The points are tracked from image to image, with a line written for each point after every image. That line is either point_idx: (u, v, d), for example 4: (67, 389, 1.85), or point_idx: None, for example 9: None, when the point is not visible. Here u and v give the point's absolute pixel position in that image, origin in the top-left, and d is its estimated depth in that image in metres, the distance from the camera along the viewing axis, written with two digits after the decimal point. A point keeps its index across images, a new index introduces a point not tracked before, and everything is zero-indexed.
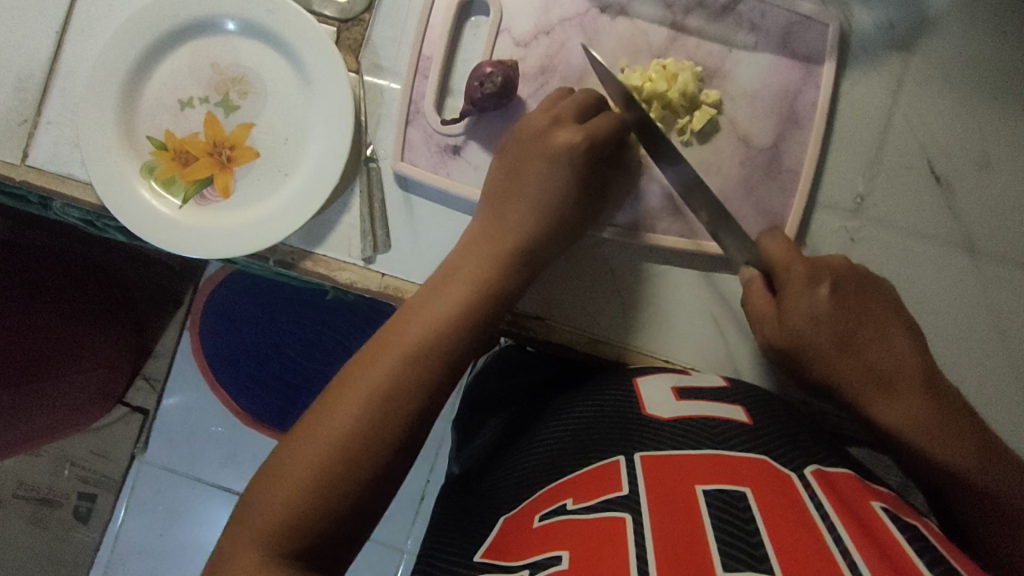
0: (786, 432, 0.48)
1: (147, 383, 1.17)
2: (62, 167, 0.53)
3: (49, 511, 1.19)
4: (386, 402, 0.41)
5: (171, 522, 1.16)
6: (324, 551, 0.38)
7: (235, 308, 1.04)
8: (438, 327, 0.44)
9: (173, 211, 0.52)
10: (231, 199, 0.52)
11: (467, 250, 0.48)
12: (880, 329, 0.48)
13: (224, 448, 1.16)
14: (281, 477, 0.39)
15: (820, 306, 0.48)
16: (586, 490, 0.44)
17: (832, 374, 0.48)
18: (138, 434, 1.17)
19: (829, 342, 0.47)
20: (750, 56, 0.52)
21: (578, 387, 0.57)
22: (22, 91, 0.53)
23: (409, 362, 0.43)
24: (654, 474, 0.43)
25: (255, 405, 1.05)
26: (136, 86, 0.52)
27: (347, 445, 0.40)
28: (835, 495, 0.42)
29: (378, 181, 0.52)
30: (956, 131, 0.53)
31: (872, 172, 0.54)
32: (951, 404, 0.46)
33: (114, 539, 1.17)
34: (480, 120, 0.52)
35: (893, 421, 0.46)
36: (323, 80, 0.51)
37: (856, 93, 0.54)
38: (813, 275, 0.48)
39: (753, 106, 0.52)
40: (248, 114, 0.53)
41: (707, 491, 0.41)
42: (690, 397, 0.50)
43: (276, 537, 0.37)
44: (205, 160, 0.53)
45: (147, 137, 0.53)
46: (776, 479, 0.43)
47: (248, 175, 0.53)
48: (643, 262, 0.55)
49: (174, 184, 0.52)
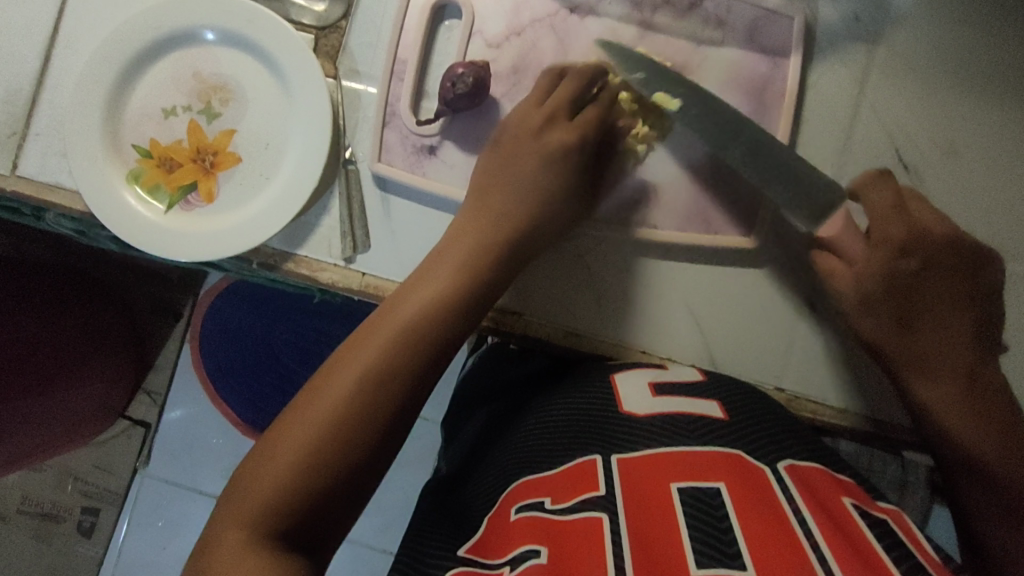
0: (762, 426, 0.48)
1: (147, 397, 1.19)
2: (51, 177, 0.54)
3: (50, 525, 1.20)
4: (374, 386, 0.41)
5: (170, 535, 1.18)
6: (309, 532, 0.38)
7: (231, 317, 1.10)
8: (425, 313, 0.44)
9: (157, 216, 0.53)
10: (214, 203, 0.54)
11: (461, 233, 0.49)
12: (949, 308, 0.50)
13: (222, 459, 1.18)
14: (269, 460, 0.39)
15: (887, 271, 0.50)
16: (564, 490, 0.45)
17: (884, 342, 0.50)
18: (138, 448, 1.19)
19: (887, 303, 0.50)
20: (717, 51, 0.53)
21: (557, 379, 0.58)
22: (11, 104, 0.55)
23: (395, 348, 0.43)
24: (633, 475, 0.44)
25: (254, 415, 1.11)
26: (121, 96, 0.54)
27: (336, 425, 0.40)
28: (807, 490, 0.43)
29: (356, 182, 0.53)
30: (923, 119, 0.54)
31: (842, 160, 0.54)
32: (990, 400, 0.48)
33: (115, 555, 1.18)
34: (454, 120, 0.53)
35: (930, 398, 0.49)
36: (302, 85, 0.53)
37: (823, 84, 0.55)
38: (903, 247, 0.50)
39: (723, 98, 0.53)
40: (230, 121, 0.54)
41: (681, 488, 0.42)
42: (665, 393, 0.50)
43: (268, 511, 0.37)
44: (189, 166, 0.54)
45: (133, 145, 0.54)
46: (750, 474, 0.43)
47: (231, 180, 0.54)
48: (620, 255, 0.54)
49: (159, 190, 0.54)
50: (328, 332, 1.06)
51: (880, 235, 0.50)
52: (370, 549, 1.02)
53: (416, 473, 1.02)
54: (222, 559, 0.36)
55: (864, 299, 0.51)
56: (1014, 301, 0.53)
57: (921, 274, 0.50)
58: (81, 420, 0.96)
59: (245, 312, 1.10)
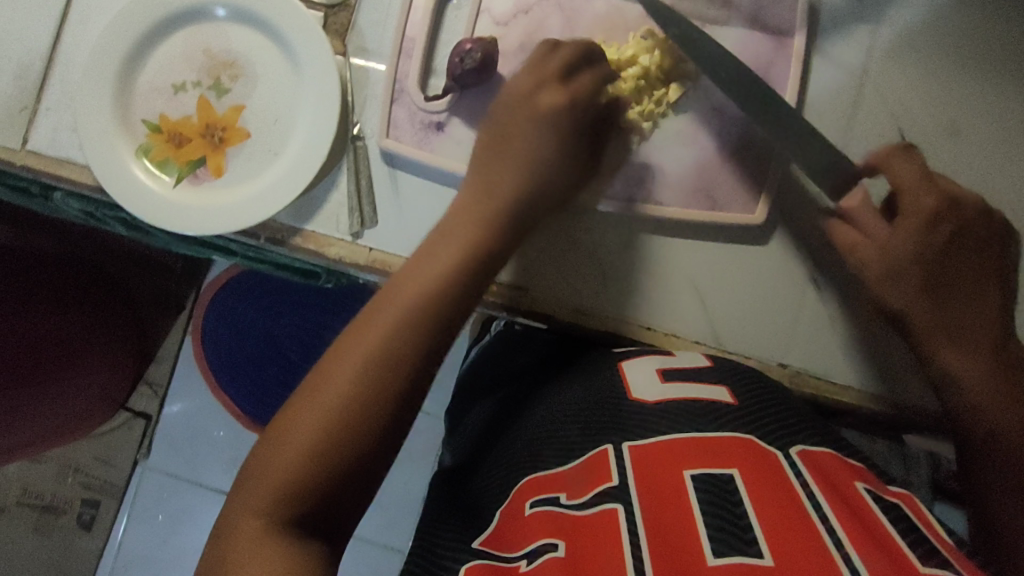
0: (774, 412, 0.48)
1: (149, 389, 1.23)
2: (61, 151, 0.55)
3: (50, 517, 1.23)
4: (387, 361, 0.40)
5: (172, 528, 1.21)
6: (326, 511, 0.39)
7: (234, 309, 1.13)
8: (442, 285, 0.43)
9: (166, 188, 0.54)
10: (222, 178, 0.54)
11: (473, 200, 0.47)
12: (977, 281, 0.50)
13: (224, 453, 1.22)
14: (285, 437, 0.39)
15: (918, 246, 0.49)
16: (578, 485, 0.45)
17: (908, 309, 0.50)
18: (139, 440, 1.22)
19: (917, 276, 0.49)
20: (722, 30, 0.54)
21: (566, 369, 0.58)
22: (22, 79, 0.56)
23: (415, 324, 0.42)
24: (645, 461, 0.44)
25: (254, 407, 1.13)
26: (132, 71, 0.54)
27: (353, 399, 0.39)
28: (820, 476, 0.43)
29: (364, 158, 0.54)
30: (926, 98, 0.55)
31: (845, 140, 0.55)
32: (1008, 371, 0.49)
33: (115, 548, 1.22)
34: (462, 97, 0.53)
35: (952, 363, 0.49)
36: (311, 62, 0.53)
37: (826, 64, 0.55)
38: (934, 216, 0.49)
39: None
40: (239, 96, 0.55)
41: (695, 475, 0.43)
42: (676, 378, 0.50)
43: (288, 490, 0.38)
44: (198, 141, 0.55)
45: (143, 120, 0.55)
46: (761, 459, 0.44)
47: (239, 154, 0.54)
48: (623, 239, 0.55)
49: (168, 164, 0.54)
50: (333, 326, 1.11)
51: (895, 219, 0.50)
52: (371, 543, 1.02)
53: (418, 464, 1.02)
54: (242, 545, 0.37)
55: (897, 262, 0.49)
56: (1015, 280, 0.54)
57: (952, 244, 0.49)
58: (79, 410, 0.96)
59: (250, 308, 1.13)
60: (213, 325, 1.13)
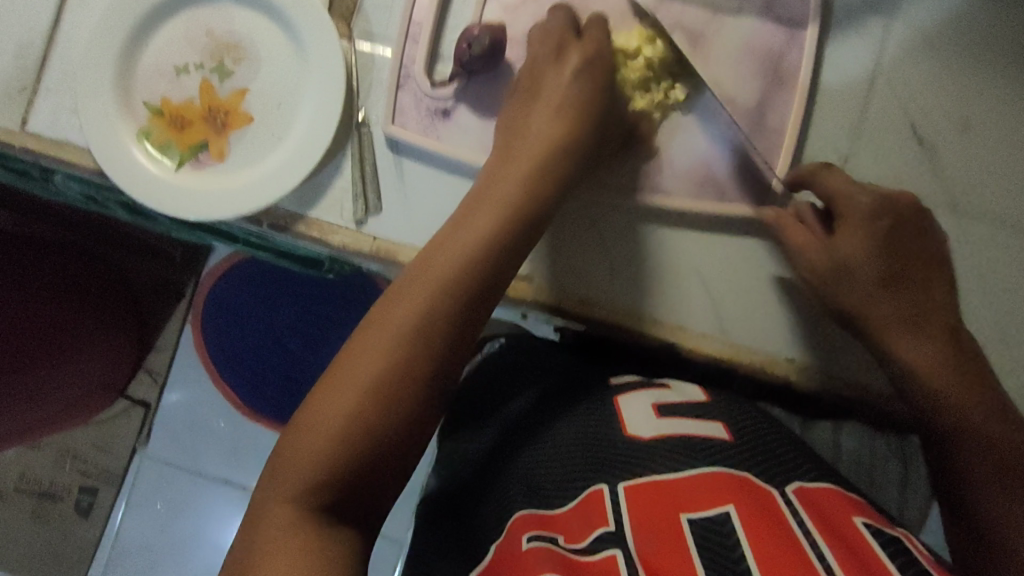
0: (764, 444, 0.50)
1: (148, 376, 1.22)
2: (61, 133, 0.54)
3: (48, 505, 1.24)
4: (420, 336, 0.40)
5: (170, 518, 1.23)
6: (355, 505, 0.38)
7: (233, 299, 1.12)
8: (475, 255, 0.43)
9: (168, 173, 0.53)
10: (225, 162, 0.53)
11: (502, 177, 0.47)
12: (924, 275, 0.50)
13: (223, 444, 1.23)
14: (313, 425, 0.38)
15: (864, 257, 0.50)
16: (576, 529, 0.46)
17: (864, 305, 0.50)
18: (137, 428, 1.23)
19: (870, 281, 0.50)
20: (735, 19, 0.53)
21: (565, 394, 0.58)
22: (22, 59, 0.55)
23: (445, 294, 0.41)
24: (641, 505, 0.44)
25: (253, 397, 1.15)
26: (133, 53, 0.54)
27: (385, 380, 0.39)
28: (817, 514, 0.42)
29: (369, 145, 0.53)
30: (939, 93, 0.54)
31: (857, 133, 0.54)
32: (967, 358, 0.49)
33: (113, 537, 1.23)
34: (469, 84, 0.53)
35: (911, 358, 0.49)
36: (316, 45, 0.52)
37: (839, 56, 0.54)
38: (876, 212, 0.50)
39: (738, 67, 0.53)
40: (242, 80, 0.54)
41: (691, 518, 0.42)
42: (668, 415, 0.51)
43: (315, 486, 0.37)
44: (200, 125, 0.54)
45: (144, 103, 0.54)
46: (757, 495, 0.43)
47: (242, 139, 0.53)
48: (632, 238, 0.54)
49: (170, 148, 0.53)
50: (334, 317, 1.11)
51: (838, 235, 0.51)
52: None
53: None
54: (271, 532, 0.36)
55: (846, 260, 0.50)
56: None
57: (896, 235, 0.50)
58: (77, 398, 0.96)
59: (251, 297, 1.13)
60: (213, 314, 1.13)
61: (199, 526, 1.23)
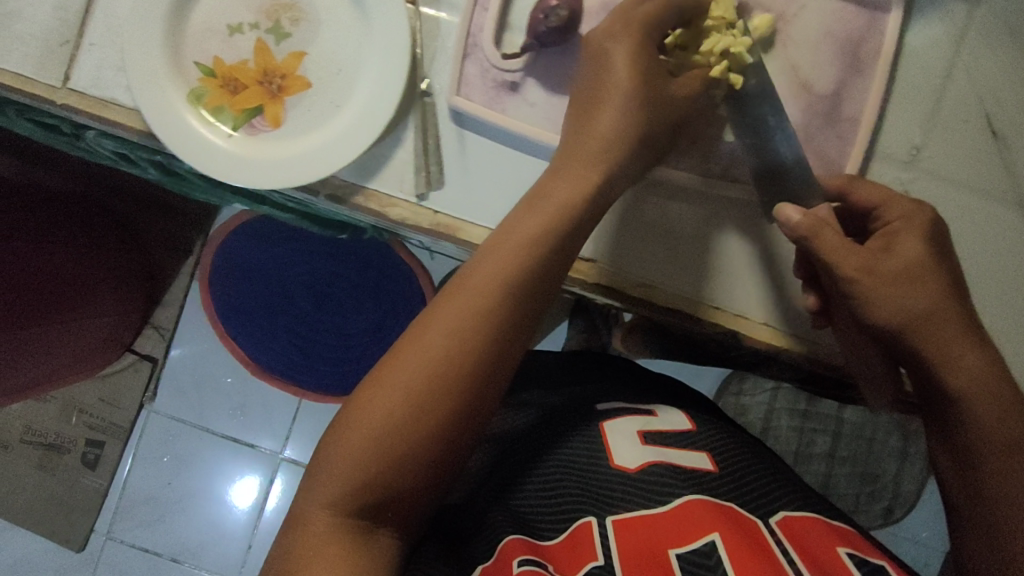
0: (743, 473, 0.55)
1: (156, 332, 1.31)
2: (105, 91, 0.51)
3: (54, 455, 1.33)
4: (469, 336, 0.41)
5: (180, 471, 1.33)
6: (386, 504, 0.41)
7: (245, 257, 1.13)
8: (529, 253, 0.43)
9: (221, 139, 0.51)
10: (281, 129, 0.51)
11: (558, 171, 0.46)
12: (959, 287, 0.46)
13: (231, 400, 1.32)
14: (362, 416, 0.41)
15: (925, 267, 0.45)
16: (566, 563, 0.48)
17: (914, 311, 0.44)
18: (145, 383, 1.32)
19: (927, 288, 0.44)
20: (815, 1, 0.51)
21: (564, 421, 0.62)
22: (64, 11, 0.51)
23: (500, 297, 0.42)
24: (629, 537, 0.48)
25: (261, 354, 1.15)
26: (184, 10, 0.51)
27: (431, 382, 0.41)
28: (801, 548, 0.48)
29: (432, 116, 0.51)
30: (1016, 85, 0.53)
31: (929, 124, 0.53)
32: (1004, 383, 0.44)
33: (121, 488, 1.32)
34: (539, 56, 0.50)
35: (957, 378, 0.44)
36: (380, 8, 0.49)
37: (917, 44, 0.53)
38: (929, 228, 0.46)
39: (817, 50, 0.51)
40: (300, 42, 0.51)
41: (679, 554, 0.46)
42: (654, 443, 0.57)
43: (353, 486, 0.40)
44: (254, 88, 0.51)
45: (195, 63, 0.51)
46: (742, 525, 0.48)
47: (299, 106, 0.51)
48: (672, 221, 0.54)
49: (223, 112, 0.51)
50: (349, 278, 1.12)
51: (892, 243, 0.46)
52: None
53: None
54: (311, 543, 0.39)
55: (901, 262, 0.44)
56: None
57: (934, 248, 0.46)
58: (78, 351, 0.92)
59: (260, 255, 1.13)
60: (225, 271, 1.13)
61: (202, 479, 1.33)
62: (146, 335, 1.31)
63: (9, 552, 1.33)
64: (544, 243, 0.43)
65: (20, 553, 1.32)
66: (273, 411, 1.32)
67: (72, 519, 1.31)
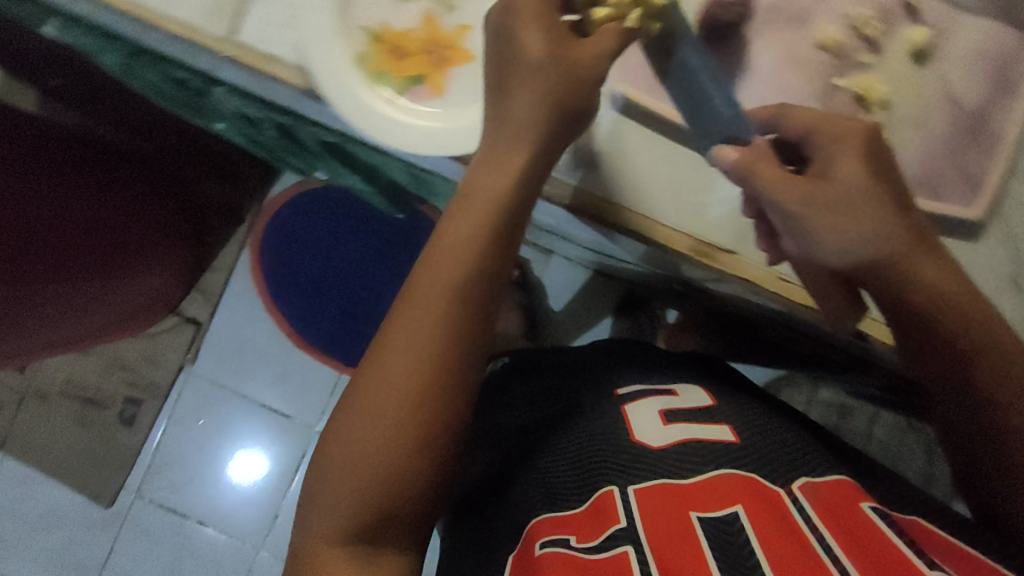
0: (774, 447, 0.54)
1: (203, 295, 1.32)
2: (272, 47, 0.52)
3: (92, 410, 1.34)
4: (452, 293, 0.44)
5: (215, 436, 1.33)
6: (410, 471, 0.43)
7: (292, 228, 1.23)
8: (497, 201, 0.45)
9: (383, 103, 0.51)
10: (442, 98, 0.52)
11: (509, 116, 0.46)
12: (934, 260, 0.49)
13: (274, 368, 1.33)
14: (373, 398, 0.43)
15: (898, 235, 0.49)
16: (588, 530, 0.48)
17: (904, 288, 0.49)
18: (189, 344, 1.32)
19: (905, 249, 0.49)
20: (972, 21, 0.53)
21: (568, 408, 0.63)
22: None
23: (475, 247, 0.44)
24: (651, 503, 0.48)
25: (303, 326, 1.27)
26: None
27: (421, 345, 0.43)
28: (823, 507, 0.47)
29: None
30: None
31: None
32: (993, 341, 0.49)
33: (156, 447, 1.33)
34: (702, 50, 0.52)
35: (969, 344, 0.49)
36: None
37: None
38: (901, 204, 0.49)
39: (969, 68, 0.52)
40: (468, 16, 0.53)
41: (702, 516, 0.46)
42: (676, 419, 0.56)
43: (379, 458, 0.43)
44: (418, 57, 0.52)
45: (363, 27, 0.52)
46: (761, 492, 0.48)
47: (461, 77, 0.53)
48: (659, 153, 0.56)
49: (385, 77, 0.52)
50: (389, 254, 1.22)
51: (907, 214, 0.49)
52: None
53: None
54: (338, 531, 0.43)
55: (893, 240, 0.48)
56: None
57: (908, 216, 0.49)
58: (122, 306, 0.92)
59: (308, 226, 1.23)
60: (274, 241, 1.24)
61: (236, 446, 1.33)
62: (193, 297, 1.32)
63: (36, 503, 1.32)
64: (521, 188, 0.45)
65: (47, 504, 1.32)
66: (313, 383, 1.31)
67: (103, 474, 1.31)
